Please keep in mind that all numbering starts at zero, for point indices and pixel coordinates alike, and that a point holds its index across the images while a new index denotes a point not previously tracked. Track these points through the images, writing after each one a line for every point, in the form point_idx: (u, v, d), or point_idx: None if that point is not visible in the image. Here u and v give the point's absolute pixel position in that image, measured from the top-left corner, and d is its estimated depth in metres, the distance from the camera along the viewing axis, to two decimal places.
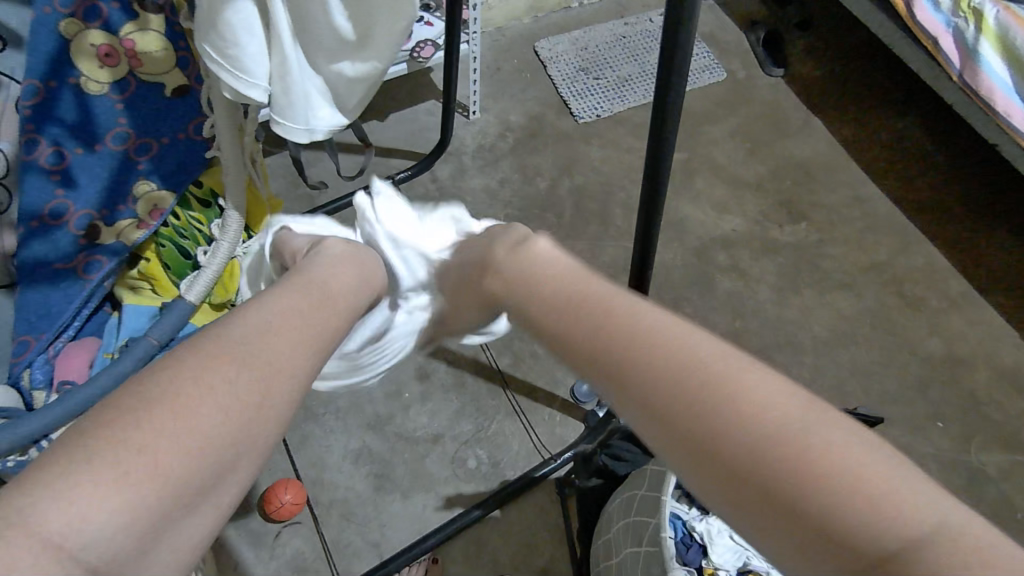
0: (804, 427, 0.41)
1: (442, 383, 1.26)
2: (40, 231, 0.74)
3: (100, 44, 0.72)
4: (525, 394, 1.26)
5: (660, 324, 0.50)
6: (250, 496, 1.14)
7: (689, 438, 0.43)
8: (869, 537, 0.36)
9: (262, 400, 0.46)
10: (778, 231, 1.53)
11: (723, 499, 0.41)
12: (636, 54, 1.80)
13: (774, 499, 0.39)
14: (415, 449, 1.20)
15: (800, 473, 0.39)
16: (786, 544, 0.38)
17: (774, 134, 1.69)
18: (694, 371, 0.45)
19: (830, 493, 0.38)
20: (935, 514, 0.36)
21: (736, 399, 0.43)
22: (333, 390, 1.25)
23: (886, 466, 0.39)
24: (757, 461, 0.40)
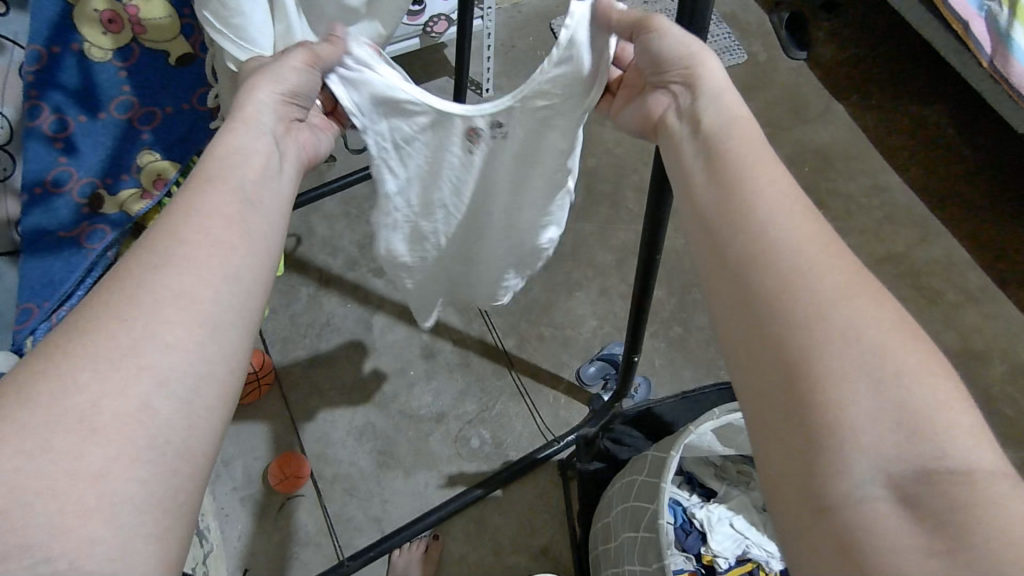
0: (898, 354, 0.35)
1: (447, 363, 1.26)
2: (41, 199, 0.73)
3: (104, 10, 0.71)
4: (530, 376, 1.26)
5: (792, 208, 0.42)
6: (254, 468, 1.15)
7: (761, 300, 0.39)
8: (926, 453, 0.32)
9: (136, 357, 0.39)
10: None
11: (762, 364, 0.38)
12: None
13: (848, 382, 0.34)
14: (419, 428, 1.20)
15: (889, 364, 0.35)
16: (811, 431, 0.34)
17: (794, 119, 1.65)
18: (826, 253, 0.40)
19: (894, 429, 0.33)
20: (1004, 473, 0.32)
21: (865, 289, 0.38)
22: (339, 365, 1.26)
23: (970, 429, 0.33)
24: (829, 372, 0.35)
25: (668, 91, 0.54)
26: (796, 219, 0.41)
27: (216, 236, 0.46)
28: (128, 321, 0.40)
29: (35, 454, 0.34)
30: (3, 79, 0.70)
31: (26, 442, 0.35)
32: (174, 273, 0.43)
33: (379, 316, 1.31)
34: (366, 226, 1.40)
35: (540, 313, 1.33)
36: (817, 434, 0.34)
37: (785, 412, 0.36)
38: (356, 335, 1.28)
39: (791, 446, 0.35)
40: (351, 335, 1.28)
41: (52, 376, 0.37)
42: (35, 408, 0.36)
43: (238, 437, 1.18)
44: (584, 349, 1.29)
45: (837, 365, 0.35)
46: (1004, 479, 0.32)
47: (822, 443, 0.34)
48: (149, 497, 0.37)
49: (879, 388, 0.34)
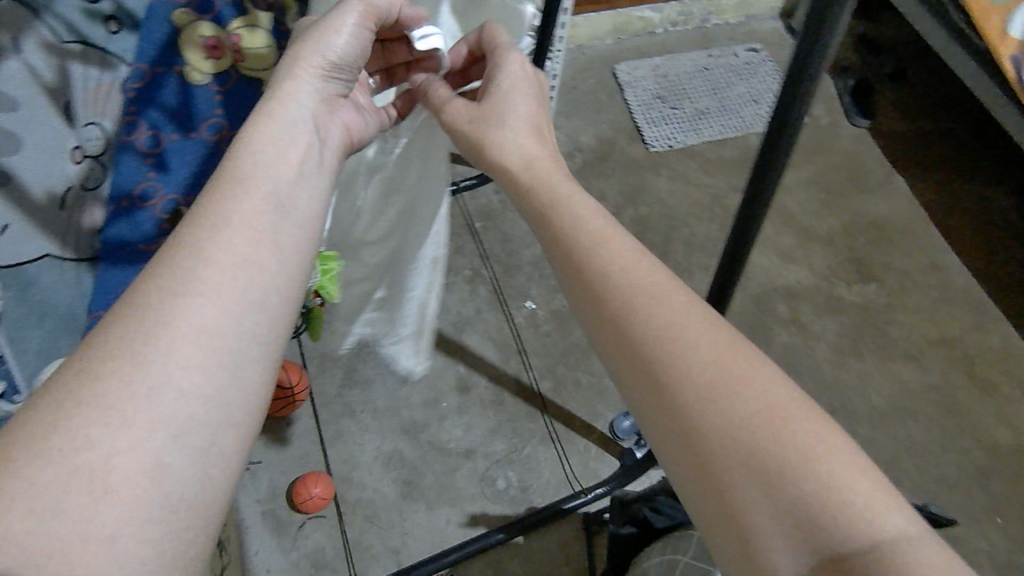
0: (784, 431, 0.40)
1: (481, 398, 1.26)
2: (126, 211, 0.65)
3: (207, 36, 0.64)
4: (562, 422, 1.24)
5: (663, 299, 0.48)
6: (279, 483, 1.15)
7: (679, 418, 0.43)
8: (826, 523, 0.37)
9: (148, 408, 0.41)
10: (845, 290, 1.47)
11: (693, 481, 0.42)
12: (717, 88, 1.77)
13: (742, 475, 0.40)
14: (446, 461, 1.19)
15: (779, 456, 0.39)
16: (742, 532, 0.39)
17: (852, 187, 1.63)
18: (709, 347, 0.45)
19: (791, 510, 0.38)
20: (897, 519, 0.37)
21: (747, 377, 0.43)
22: (373, 389, 1.26)
23: (862, 484, 0.38)
24: (728, 471, 0.40)
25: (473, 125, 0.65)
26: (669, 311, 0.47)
27: (233, 274, 0.48)
28: (141, 365, 0.42)
29: (55, 510, 0.37)
30: (101, 90, 0.64)
31: (44, 501, 0.37)
32: (188, 313, 0.45)
33: None
34: None
35: (578, 358, 1.31)
36: (746, 536, 0.39)
37: (718, 516, 0.40)
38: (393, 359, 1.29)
39: (728, 539, 0.40)
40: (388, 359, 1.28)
41: (66, 434, 0.39)
42: (49, 465, 0.38)
43: (266, 450, 1.18)
44: (620, 400, 1.27)
45: (735, 457, 0.40)
46: (904, 539, 0.36)
47: (754, 544, 0.38)
48: (163, 550, 0.39)
49: (770, 477, 0.39)
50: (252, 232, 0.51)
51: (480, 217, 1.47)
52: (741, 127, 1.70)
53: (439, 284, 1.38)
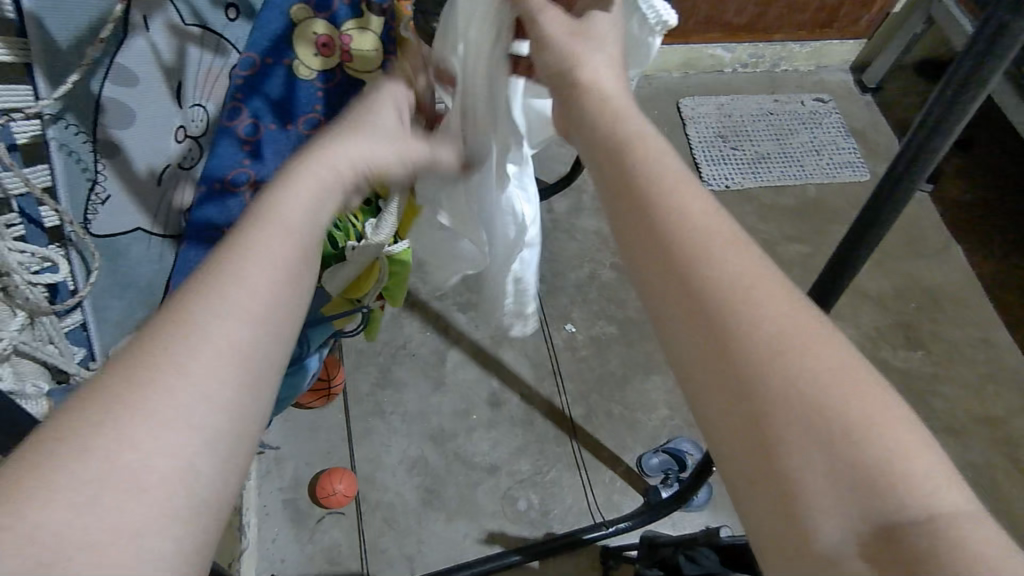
0: (853, 401, 0.30)
1: (511, 416, 1.25)
2: (216, 194, 0.64)
3: (321, 34, 0.65)
4: (590, 451, 1.23)
5: (709, 215, 0.37)
6: (304, 472, 1.16)
7: (714, 342, 0.33)
8: (892, 510, 0.28)
9: (190, 402, 0.31)
10: (890, 354, 1.44)
11: (721, 426, 0.32)
12: (780, 133, 1.76)
13: (796, 442, 0.30)
14: (470, 474, 1.18)
15: (839, 409, 0.30)
16: (786, 492, 0.29)
17: (909, 251, 1.59)
18: (771, 286, 0.34)
19: (855, 490, 0.28)
20: (982, 520, 0.28)
21: (798, 311, 0.33)
22: (406, 392, 1.26)
23: (941, 470, 0.29)
24: (781, 435, 0.30)
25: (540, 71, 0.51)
26: (717, 231, 0.36)
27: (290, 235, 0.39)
28: (177, 358, 0.32)
29: (82, 511, 0.27)
30: (212, 75, 0.65)
31: (50, 502, 0.27)
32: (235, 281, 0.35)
33: (455, 351, 1.31)
34: None
35: (612, 388, 1.30)
36: (791, 497, 0.29)
37: (754, 473, 0.30)
38: (429, 365, 1.29)
39: (762, 517, 0.30)
40: (424, 364, 1.29)
41: (91, 423, 0.29)
42: (67, 472, 0.28)
43: (295, 438, 1.18)
44: (650, 437, 1.25)
45: (789, 421, 0.30)
46: (971, 520, 0.27)
47: (798, 509, 0.29)
48: (184, 569, 0.29)
49: (829, 447, 0.29)
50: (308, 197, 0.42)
51: None
52: (800, 176, 1.69)
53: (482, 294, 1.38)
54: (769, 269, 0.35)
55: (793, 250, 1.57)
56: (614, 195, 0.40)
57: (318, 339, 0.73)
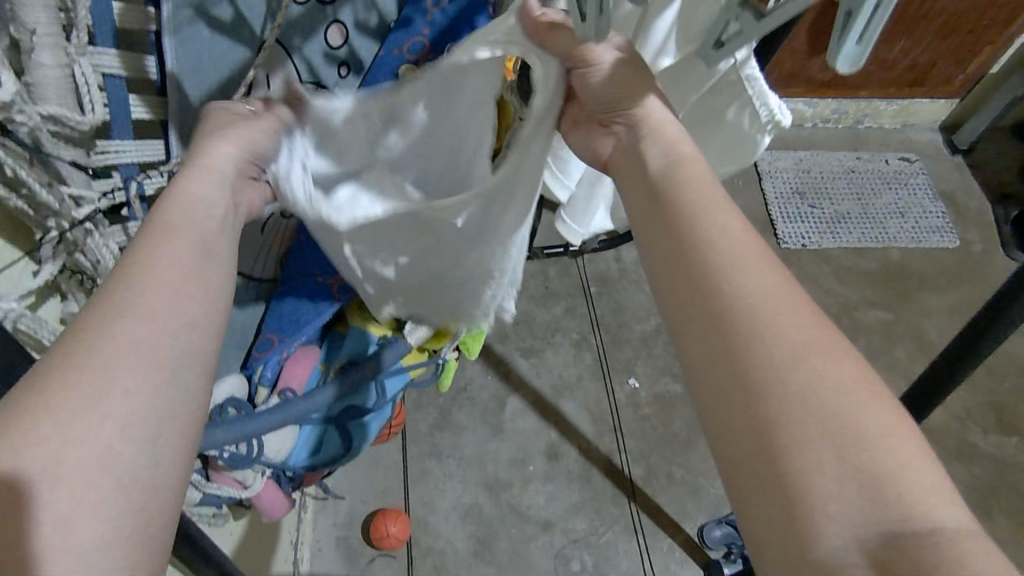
0: (859, 408, 0.32)
1: (568, 470, 1.22)
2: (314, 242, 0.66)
3: None
4: (649, 515, 1.18)
5: (742, 234, 0.39)
6: (358, 510, 1.15)
7: (725, 350, 0.35)
8: (894, 518, 0.29)
9: (145, 337, 0.35)
10: (980, 437, 1.34)
11: (727, 422, 0.34)
12: (862, 193, 1.69)
13: (811, 444, 0.31)
14: (523, 528, 1.15)
15: (854, 427, 0.31)
16: (782, 490, 0.31)
17: None
18: (792, 303, 0.36)
19: (861, 492, 0.30)
20: (980, 534, 0.29)
21: (822, 333, 0.35)
22: (464, 436, 1.24)
23: (941, 480, 0.30)
24: (790, 436, 0.31)
25: (612, 131, 0.48)
26: (745, 249, 0.38)
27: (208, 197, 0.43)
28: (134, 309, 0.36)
29: (57, 440, 0.31)
30: None
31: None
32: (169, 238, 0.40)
33: (514, 398, 1.29)
34: (525, 303, 1.40)
35: (676, 450, 1.25)
36: (786, 497, 0.31)
37: (753, 472, 0.32)
38: (487, 410, 1.27)
39: (762, 516, 0.31)
40: (483, 409, 1.27)
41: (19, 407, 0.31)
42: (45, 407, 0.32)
43: (352, 474, 1.18)
44: (713, 505, 1.20)
45: (794, 425, 0.32)
46: (971, 542, 0.28)
47: (792, 507, 0.30)
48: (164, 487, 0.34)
49: (840, 449, 0.31)
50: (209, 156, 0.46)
51: (596, 281, 1.45)
52: (882, 239, 1.61)
53: (545, 341, 1.36)
54: (799, 293, 0.37)
55: (873, 316, 1.50)
56: (652, 211, 0.42)
57: (393, 389, 0.72)
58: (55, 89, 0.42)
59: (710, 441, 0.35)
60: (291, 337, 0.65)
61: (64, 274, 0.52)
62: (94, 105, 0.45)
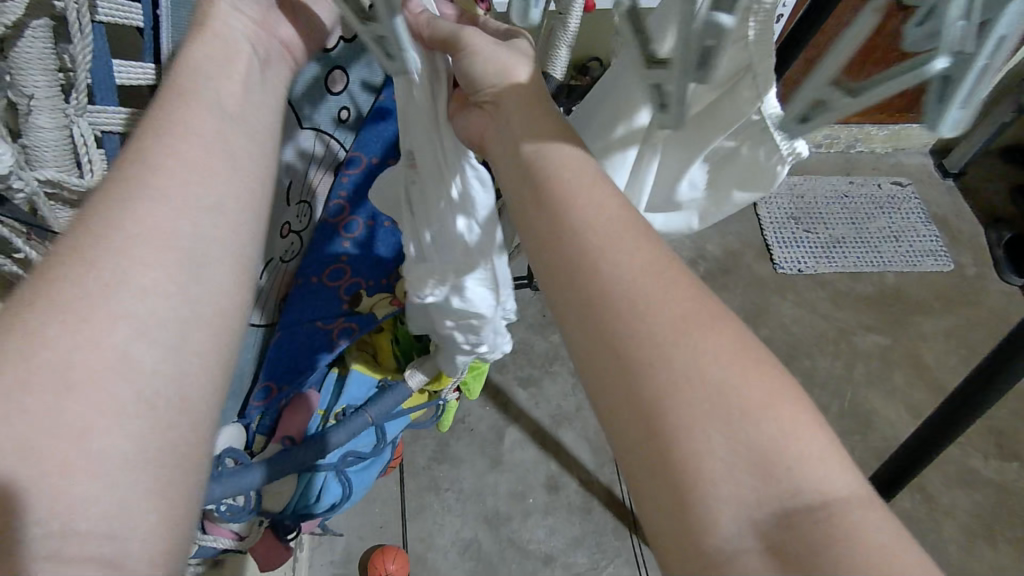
0: (746, 393, 0.33)
1: (569, 502, 1.20)
2: (313, 287, 0.65)
3: None
4: (651, 548, 1.17)
5: (630, 226, 0.39)
6: (355, 547, 1.13)
7: (614, 347, 0.35)
8: (783, 493, 0.31)
9: (116, 325, 0.35)
10: (980, 462, 1.33)
11: (621, 412, 0.34)
12: (856, 217, 1.70)
13: (700, 429, 0.32)
14: (524, 563, 1.14)
15: (739, 402, 0.32)
16: (674, 477, 0.32)
17: None
18: (676, 293, 0.36)
19: (751, 471, 0.31)
20: (857, 494, 0.31)
21: (701, 309, 0.36)
22: (462, 468, 1.23)
23: (824, 449, 0.32)
24: (679, 424, 0.32)
25: (481, 109, 0.47)
26: (633, 240, 0.38)
27: (197, 163, 0.41)
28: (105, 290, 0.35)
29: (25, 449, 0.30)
30: (322, 175, 0.68)
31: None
32: (151, 210, 0.38)
33: (513, 428, 1.28)
34: (523, 332, 1.39)
35: None
36: (682, 486, 0.31)
37: (647, 466, 0.33)
38: (486, 442, 1.26)
39: (657, 502, 0.32)
40: (481, 440, 1.26)
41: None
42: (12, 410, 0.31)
43: (349, 510, 1.17)
44: None
45: (685, 415, 0.32)
46: (855, 507, 0.31)
47: (688, 494, 0.31)
48: (153, 507, 0.33)
49: (729, 434, 0.32)
50: (200, 119, 0.43)
51: None
52: (878, 263, 1.62)
53: (543, 370, 1.35)
54: (679, 268, 0.38)
55: (871, 341, 1.50)
56: (529, 195, 0.41)
57: (393, 432, 0.71)
58: (52, 151, 0.45)
59: (605, 431, 0.36)
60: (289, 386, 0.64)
61: None
62: (92, 166, 0.47)
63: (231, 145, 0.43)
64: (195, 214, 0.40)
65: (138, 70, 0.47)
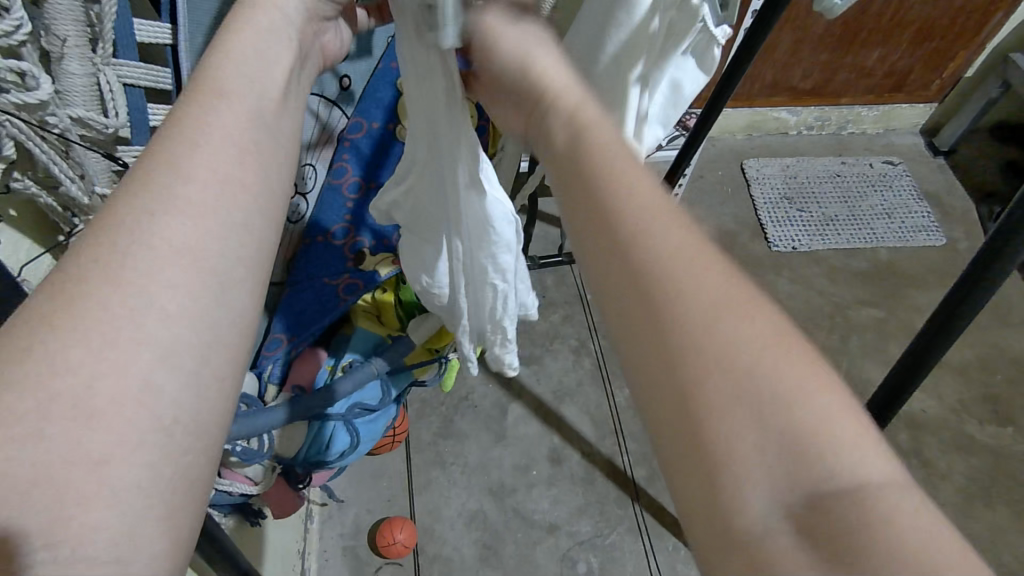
0: (782, 361, 0.28)
1: (572, 473, 1.23)
2: (321, 246, 0.70)
3: None
4: (653, 515, 1.20)
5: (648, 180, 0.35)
6: (365, 520, 1.16)
7: (638, 303, 0.31)
8: (817, 472, 0.25)
9: (135, 328, 0.31)
10: (976, 428, 1.35)
11: (646, 378, 0.30)
12: (849, 196, 1.73)
13: (725, 397, 0.27)
14: (529, 533, 1.17)
15: (769, 374, 0.28)
16: (699, 454, 0.27)
17: (995, 319, 1.50)
18: (703, 250, 0.32)
19: (782, 446, 0.26)
20: (903, 484, 0.25)
21: (725, 275, 0.31)
22: (467, 443, 1.26)
23: (863, 430, 0.27)
24: (702, 389, 0.28)
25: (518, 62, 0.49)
26: (653, 198, 0.34)
27: (227, 168, 0.37)
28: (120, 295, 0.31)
29: (32, 430, 0.27)
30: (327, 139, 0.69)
31: (10, 448, 0.27)
32: (169, 213, 0.35)
33: (516, 405, 1.31)
34: None
35: None
36: (706, 461, 0.27)
37: (674, 432, 0.28)
38: (490, 418, 1.29)
39: (685, 473, 0.28)
40: (486, 417, 1.29)
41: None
42: (19, 391, 0.28)
43: (358, 486, 1.20)
44: None
45: (710, 378, 0.28)
46: (902, 493, 0.25)
47: (719, 489, 0.26)
48: (164, 479, 0.30)
49: (760, 402, 0.27)
50: (234, 120, 0.39)
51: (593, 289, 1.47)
52: (870, 240, 1.65)
53: (544, 348, 1.38)
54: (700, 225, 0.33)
55: (865, 314, 1.53)
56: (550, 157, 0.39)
57: (401, 388, 0.75)
58: (82, 96, 0.47)
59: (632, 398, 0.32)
60: (297, 336, 0.69)
61: None
62: (117, 111, 0.50)
63: (263, 155, 0.40)
64: (222, 222, 0.36)
65: (155, 29, 0.50)
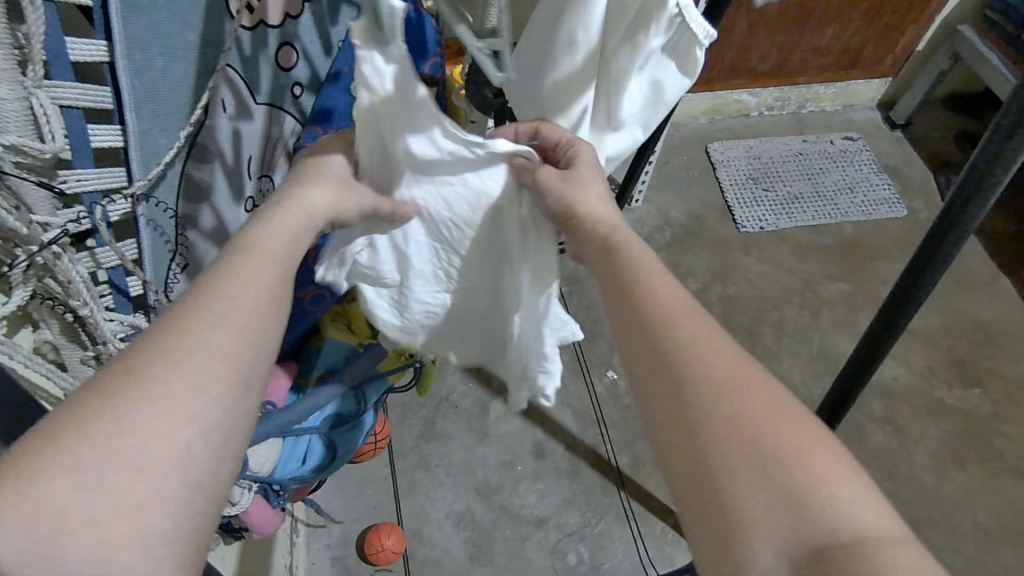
0: (791, 439, 0.35)
1: (557, 467, 1.24)
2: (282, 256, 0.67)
3: None
4: (639, 502, 1.21)
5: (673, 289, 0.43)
6: (352, 529, 1.15)
7: (669, 387, 0.38)
8: (819, 531, 0.32)
9: (187, 399, 0.34)
10: (946, 393, 1.39)
11: (671, 451, 0.37)
12: (812, 173, 1.76)
13: (742, 471, 0.34)
14: (518, 529, 1.17)
15: (777, 451, 0.34)
16: (719, 518, 0.34)
17: (958, 286, 1.54)
18: (723, 348, 0.39)
19: (787, 509, 0.33)
20: (893, 537, 0.32)
21: (743, 367, 0.38)
22: (451, 444, 1.25)
23: (861, 497, 0.33)
24: (722, 463, 0.35)
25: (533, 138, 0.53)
26: (682, 305, 0.41)
27: (274, 270, 0.41)
28: (178, 375, 0.34)
29: (87, 487, 0.30)
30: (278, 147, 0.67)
31: (64, 506, 0.29)
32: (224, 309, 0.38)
33: (497, 402, 1.31)
34: None
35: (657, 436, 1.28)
36: (728, 526, 0.33)
37: (695, 497, 0.35)
38: (472, 417, 1.29)
39: (704, 530, 0.34)
40: (467, 416, 1.28)
41: (50, 452, 0.30)
42: (77, 452, 0.30)
43: (343, 495, 1.19)
44: None
45: (730, 451, 0.35)
46: (897, 547, 0.31)
47: (735, 529, 0.33)
48: (193, 524, 0.32)
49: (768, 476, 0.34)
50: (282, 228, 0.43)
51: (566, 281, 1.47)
52: (835, 215, 1.68)
53: None
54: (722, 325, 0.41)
55: (834, 289, 1.56)
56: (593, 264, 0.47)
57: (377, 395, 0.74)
58: (15, 121, 0.46)
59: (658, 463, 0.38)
60: None
61: (36, 299, 0.54)
62: (54, 135, 0.48)
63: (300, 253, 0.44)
64: (266, 310, 0.39)
65: (90, 46, 0.48)
